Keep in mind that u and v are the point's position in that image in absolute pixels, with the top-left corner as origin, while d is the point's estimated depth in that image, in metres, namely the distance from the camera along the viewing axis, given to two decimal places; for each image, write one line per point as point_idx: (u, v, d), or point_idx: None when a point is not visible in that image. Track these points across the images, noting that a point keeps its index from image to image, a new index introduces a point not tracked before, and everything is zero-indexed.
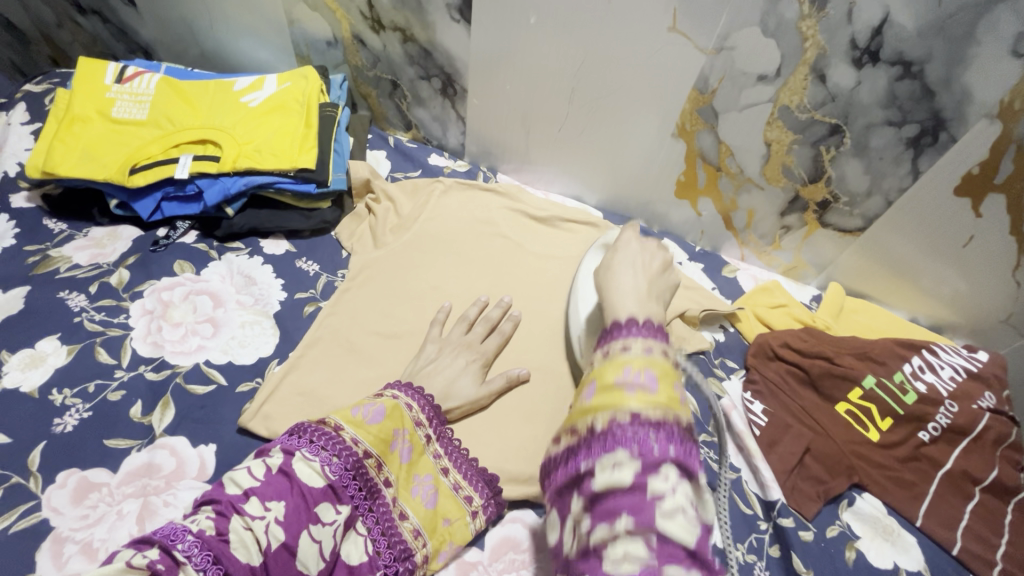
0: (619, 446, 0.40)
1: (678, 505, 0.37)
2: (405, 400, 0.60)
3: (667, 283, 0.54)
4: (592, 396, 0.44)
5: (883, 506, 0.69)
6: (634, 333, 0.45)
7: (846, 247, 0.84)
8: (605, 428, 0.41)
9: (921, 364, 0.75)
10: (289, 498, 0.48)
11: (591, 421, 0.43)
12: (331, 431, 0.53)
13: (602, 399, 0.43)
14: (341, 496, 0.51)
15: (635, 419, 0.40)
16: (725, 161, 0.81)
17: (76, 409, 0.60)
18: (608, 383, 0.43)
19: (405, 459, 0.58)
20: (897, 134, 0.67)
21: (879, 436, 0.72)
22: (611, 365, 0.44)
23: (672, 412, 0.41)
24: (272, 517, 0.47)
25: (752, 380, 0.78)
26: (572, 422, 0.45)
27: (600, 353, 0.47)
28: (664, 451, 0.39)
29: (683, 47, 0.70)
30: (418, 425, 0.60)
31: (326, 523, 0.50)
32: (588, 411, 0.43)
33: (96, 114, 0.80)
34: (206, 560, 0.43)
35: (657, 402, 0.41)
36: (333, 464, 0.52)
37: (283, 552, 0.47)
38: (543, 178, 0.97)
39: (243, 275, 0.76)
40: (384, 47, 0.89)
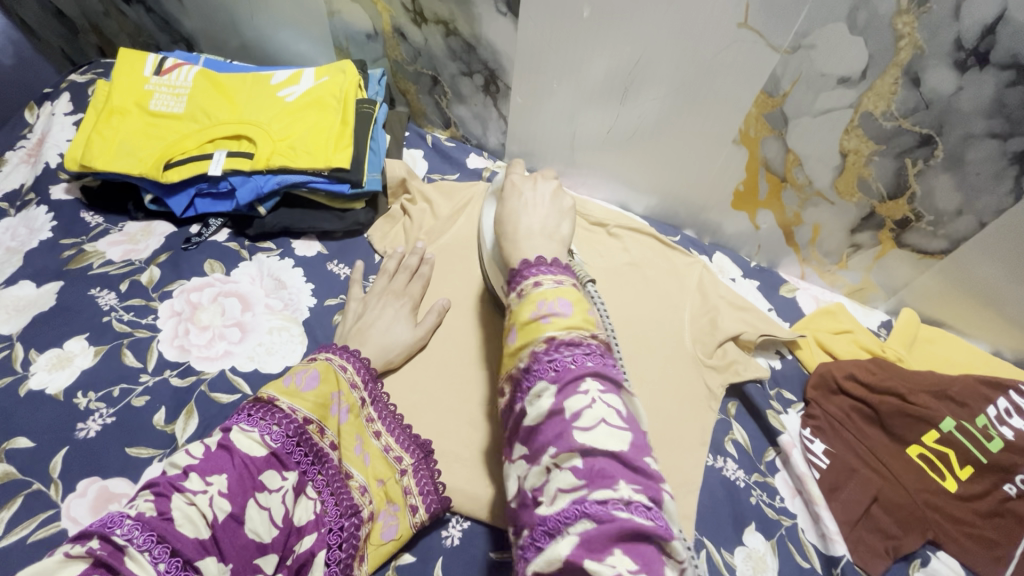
0: (540, 376, 0.42)
1: (599, 418, 0.39)
2: (338, 362, 0.59)
3: (561, 212, 0.60)
4: (517, 336, 0.47)
5: (961, 569, 0.62)
6: (543, 270, 0.49)
7: (924, 270, 0.76)
8: (529, 361, 0.44)
9: (1008, 407, 0.66)
10: (232, 469, 0.45)
11: (518, 360, 0.45)
12: (266, 401, 0.51)
13: (525, 336, 0.45)
14: (286, 461, 0.48)
15: (550, 344, 0.43)
16: (792, 171, 0.74)
17: (100, 415, 0.59)
18: (525, 319, 0.46)
19: (343, 420, 0.56)
20: (1000, 148, 0.59)
21: (957, 486, 0.64)
22: (527, 303, 0.47)
23: (585, 332, 0.44)
24: (216, 490, 0.43)
25: (812, 416, 0.70)
26: (508, 368, 0.47)
27: (515, 295, 0.49)
28: (580, 365, 0.41)
29: (754, 44, 0.63)
30: (353, 387, 0.59)
31: (273, 490, 0.47)
32: (517, 351, 0.46)
33: (134, 106, 0.78)
34: (150, 540, 0.39)
35: (570, 324, 0.44)
36: (273, 432, 0.49)
37: (232, 523, 0.43)
38: (587, 181, 0.91)
39: (272, 278, 0.74)
40: (425, 41, 0.84)
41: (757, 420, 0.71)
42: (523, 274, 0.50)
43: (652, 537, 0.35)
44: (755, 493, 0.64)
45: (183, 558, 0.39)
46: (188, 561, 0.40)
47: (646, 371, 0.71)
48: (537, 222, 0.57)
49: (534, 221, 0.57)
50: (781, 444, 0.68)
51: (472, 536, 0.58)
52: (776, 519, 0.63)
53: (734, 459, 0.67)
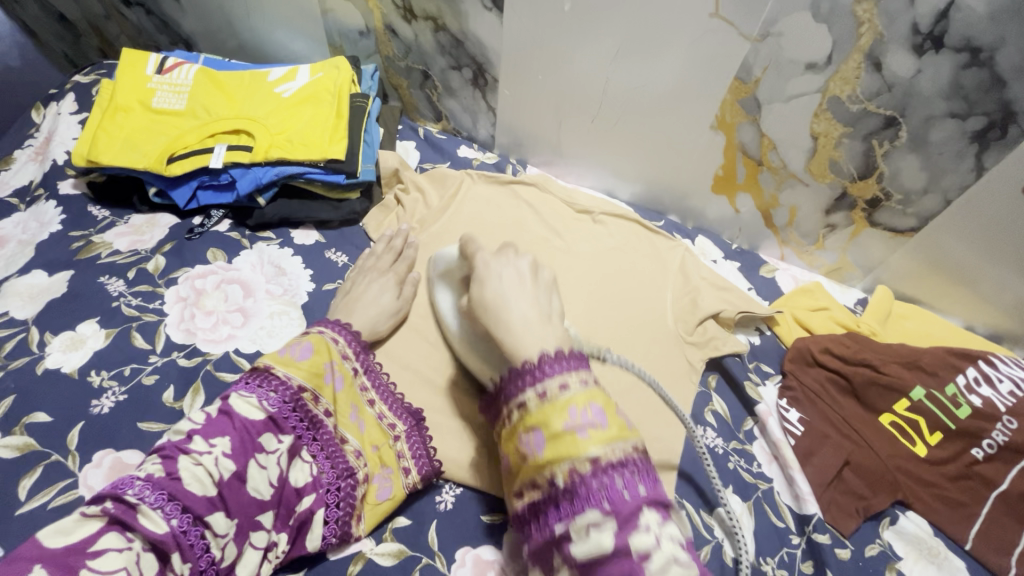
0: (589, 506, 0.39)
1: (668, 557, 0.37)
2: (330, 334, 0.62)
3: (547, 287, 0.53)
4: (542, 445, 0.42)
5: (929, 527, 0.65)
6: (555, 367, 0.44)
7: (896, 248, 0.79)
8: (569, 485, 0.40)
9: (977, 375, 0.68)
10: (233, 432, 0.49)
11: (550, 474, 0.41)
12: (263, 370, 0.55)
13: (556, 450, 0.41)
14: (283, 426, 0.53)
15: (595, 467, 0.40)
16: (768, 155, 0.77)
17: (113, 391, 0.62)
18: (556, 431, 0.42)
19: (339, 388, 0.59)
20: (960, 127, 0.62)
21: (926, 451, 0.68)
22: (553, 409, 0.42)
23: (626, 442, 0.41)
24: (219, 452, 0.48)
25: (788, 387, 0.74)
26: (532, 473, 0.43)
27: (528, 394, 0.44)
28: (635, 495, 0.39)
29: (726, 34, 0.67)
30: (345, 357, 0.61)
31: (271, 451, 0.51)
32: (544, 464, 0.42)
33: (138, 104, 0.82)
34: (162, 498, 0.44)
35: (610, 437, 0.41)
36: (270, 398, 0.53)
37: (235, 481, 0.48)
38: (574, 171, 0.95)
39: (273, 265, 0.77)
40: (415, 37, 0.88)
41: (736, 392, 0.74)
42: (528, 378, 0.44)
43: None
44: (732, 459, 0.68)
45: (193, 514, 0.45)
46: (199, 516, 0.45)
47: (630, 348, 0.75)
48: (528, 303, 0.50)
49: (524, 309, 0.49)
50: (757, 412, 0.71)
51: (464, 501, 0.62)
52: (753, 483, 0.66)
53: (713, 428, 0.70)
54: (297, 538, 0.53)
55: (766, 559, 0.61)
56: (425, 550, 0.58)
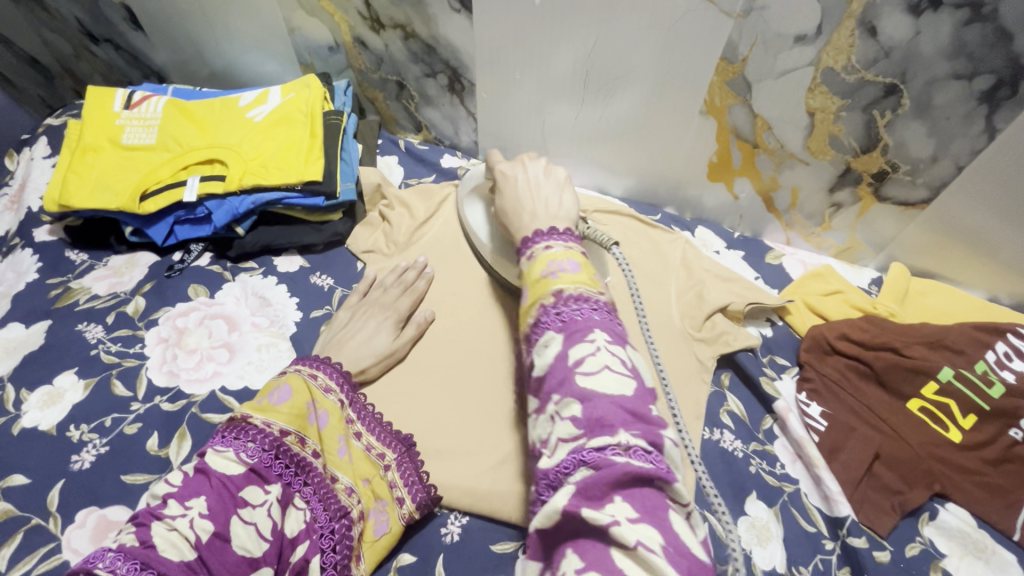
0: (547, 329, 0.45)
1: (602, 364, 0.40)
2: (308, 371, 0.59)
3: (560, 185, 0.62)
4: (529, 293, 0.49)
5: (972, 519, 0.60)
6: (548, 238, 0.52)
7: (909, 222, 0.75)
8: (539, 315, 0.46)
9: (1008, 350, 0.65)
10: (209, 491, 0.45)
11: (528, 315, 0.48)
12: (240, 421, 0.51)
13: (535, 292, 0.48)
14: (267, 475, 0.49)
15: (558, 297, 0.46)
16: (762, 136, 0.73)
17: (93, 445, 0.59)
18: (536, 278, 0.49)
19: (324, 425, 0.56)
20: (967, 88, 0.59)
21: (961, 436, 0.63)
22: (536, 264, 0.50)
23: (593, 288, 0.47)
24: (195, 513, 0.44)
25: (807, 379, 0.69)
26: (522, 329, 0.49)
27: (526, 259, 0.52)
28: (587, 318, 0.43)
29: (706, 12, 0.63)
30: (328, 392, 0.58)
31: (256, 505, 0.47)
32: (528, 307, 0.48)
33: (107, 142, 0.80)
34: (133, 567, 0.40)
35: (578, 280, 0.47)
36: (249, 448, 0.49)
37: (217, 541, 0.44)
38: (562, 170, 0.91)
39: (257, 296, 0.75)
40: (386, 47, 0.85)
41: (751, 388, 0.70)
42: (532, 245, 0.53)
43: (654, 481, 0.35)
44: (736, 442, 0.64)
45: None
46: None
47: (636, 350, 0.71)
48: (541, 202, 0.59)
49: (535, 205, 0.59)
50: (777, 410, 0.67)
51: (472, 531, 0.58)
52: (777, 486, 0.62)
53: (730, 430, 0.66)
54: None
55: (798, 569, 0.57)
56: None
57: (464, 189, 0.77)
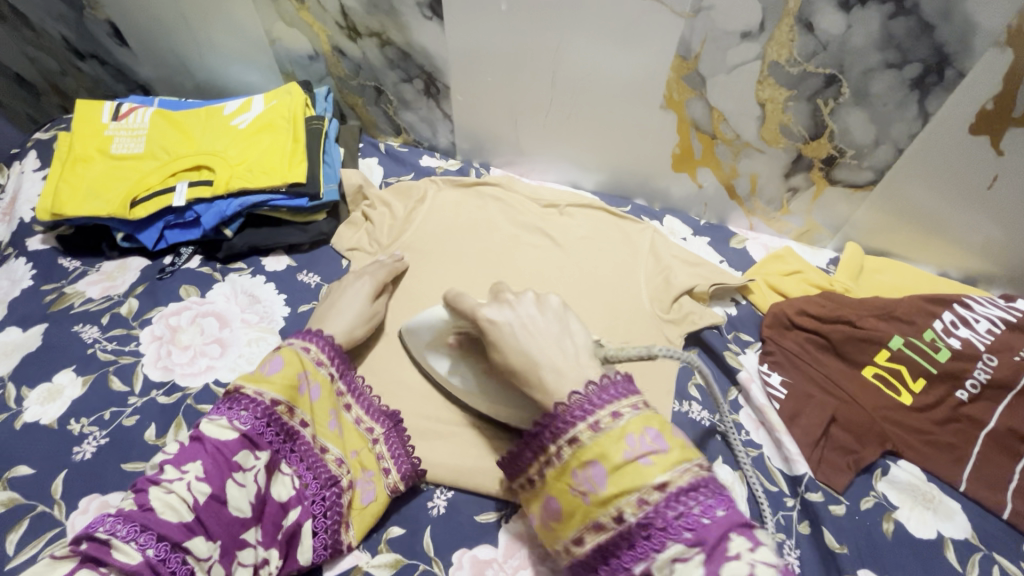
0: (670, 540, 0.38)
1: (752, 566, 0.36)
2: (300, 344, 0.62)
3: (557, 313, 0.49)
4: (603, 481, 0.40)
5: (922, 473, 0.65)
6: (599, 400, 0.42)
7: (860, 203, 0.80)
8: (642, 518, 0.39)
9: (954, 319, 0.70)
10: (204, 456, 0.49)
11: (614, 508, 0.40)
12: (234, 392, 0.55)
13: (618, 483, 0.40)
14: (258, 442, 0.52)
15: (663, 493, 0.38)
16: (720, 127, 0.78)
17: (94, 436, 0.62)
18: (616, 463, 0.40)
19: (314, 397, 0.59)
20: (899, 76, 0.64)
21: (912, 399, 0.68)
22: (608, 440, 0.41)
23: (689, 464, 0.40)
24: (191, 477, 0.48)
25: (769, 352, 0.74)
26: (587, 516, 0.41)
27: (571, 431, 0.42)
28: (711, 518, 0.38)
29: (660, 14, 0.68)
30: (320, 365, 0.62)
31: (248, 469, 0.51)
32: (607, 501, 0.40)
33: (97, 152, 0.83)
34: (134, 529, 0.44)
35: (672, 461, 0.39)
36: (242, 416, 0.53)
37: (213, 503, 0.48)
38: (536, 167, 0.96)
39: (246, 294, 0.78)
40: (363, 55, 0.89)
41: (719, 363, 0.74)
42: (579, 418, 0.42)
43: None
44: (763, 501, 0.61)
45: (170, 542, 0.44)
46: (176, 543, 0.44)
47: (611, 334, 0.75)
48: (553, 351, 0.46)
49: (551, 356, 0.46)
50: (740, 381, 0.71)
51: (457, 504, 0.62)
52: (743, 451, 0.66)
53: (698, 402, 0.70)
54: (287, 552, 0.53)
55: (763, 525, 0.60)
56: (423, 556, 0.58)
57: (422, 338, 0.64)
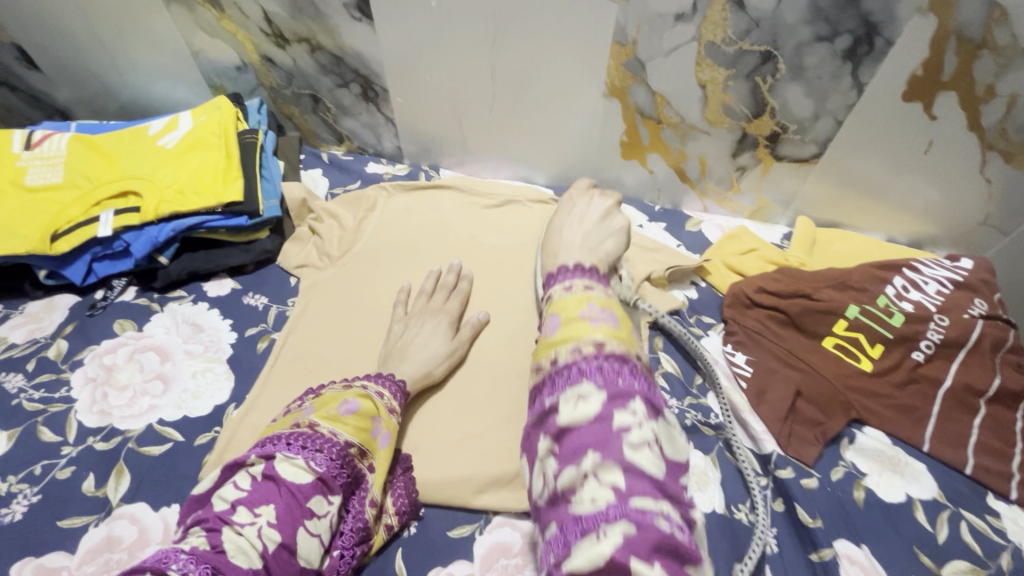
0: (585, 381, 0.46)
1: (644, 439, 0.42)
2: (375, 388, 0.58)
3: (609, 231, 0.66)
4: (558, 327, 0.53)
5: (886, 438, 0.66)
6: (571, 276, 0.58)
7: (806, 177, 0.81)
8: (569, 360, 0.48)
9: (905, 283, 0.72)
10: (279, 499, 0.46)
11: (556, 354, 0.50)
12: (307, 429, 0.51)
13: (569, 332, 0.51)
14: (332, 486, 0.49)
15: (599, 348, 0.48)
16: (664, 112, 0.77)
17: (24, 495, 0.57)
18: (572, 318, 0.52)
19: (383, 445, 0.56)
20: (831, 49, 0.65)
21: (872, 364, 0.69)
22: (574, 303, 0.53)
23: (629, 347, 0.49)
24: (264, 521, 0.45)
25: (731, 333, 0.74)
26: (542, 359, 0.52)
27: (554, 292, 0.57)
28: (630, 386, 0.45)
29: (593, 1, 0.67)
30: (393, 411, 0.58)
31: (321, 515, 0.48)
32: (556, 344, 0.51)
33: (9, 185, 0.76)
34: (206, 572, 0.40)
35: (618, 335, 0.50)
36: (318, 458, 0.49)
37: (283, 552, 0.45)
38: (486, 165, 0.93)
39: (188, 323, 0.73)
40: (294, 62, 0.85)
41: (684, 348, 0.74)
42: (560, 281, 0.58)
43: (685, 554, 0.38)
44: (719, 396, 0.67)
45: None
46: None
47: None
48: (582, 238, 0.64)
49: (576, 237, 0.65)
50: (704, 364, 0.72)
51: (429, 521, 0.60)
52: (713, 435, 0.66)
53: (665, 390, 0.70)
54: None
55: (738, 507, 0.61)
56: None
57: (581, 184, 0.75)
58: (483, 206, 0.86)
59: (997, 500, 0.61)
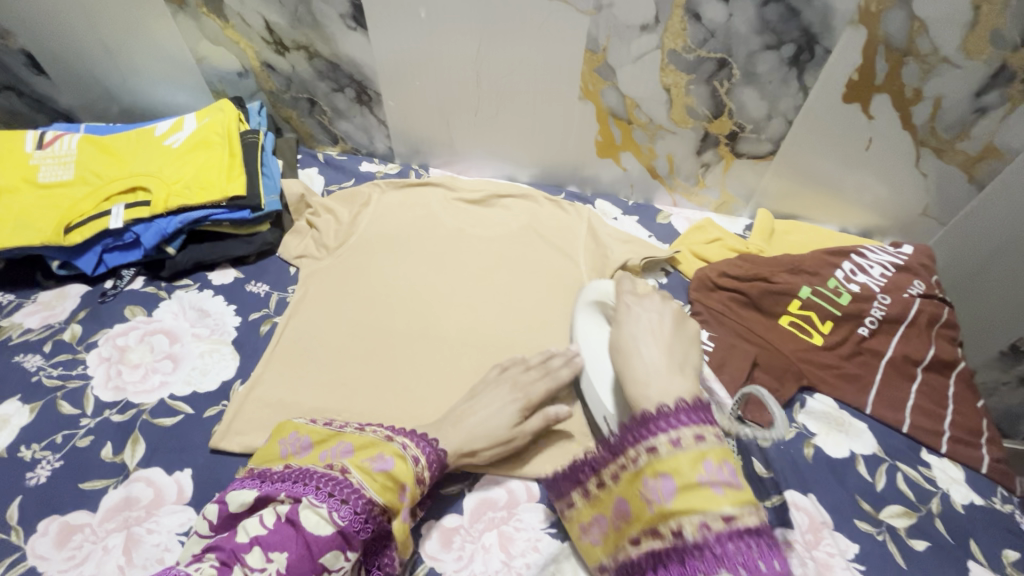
0: (722, 568, 0.40)
1: None
2: (412, 451, 0.56)
3: (687, 339, 0.57)
4: (673, 494, 0.43)
5: (834, 403, 0.73)
6: (681, 422, 0.46)
7: (764, 172, 0.89)
8: (699, 541, 0.41)
9: (853, 267, 0.80)
10: (292, 547, 0.47)
11: (675, 524, 0.43)
12: (338, 476, 0.52)
13: (686, 501, 0.43)
14: (351, 542, 0.49)
15: (729, 527, 0.41)
16: (634, 113, 0.85)
17: (47, 461, 0.62)
18: (690, 482, 0.43)
19: (409, 515, 0.54)
20: (778, 56, 0.73)
21: (822, 339, 0.77)
22: (685, 460, 0.44)
23: (756, 510, 0.42)
24: (274, 568, 0.47)
25: (697, 313, 0.81)
26: (651, 524, 0.45)
27: (654, 442, 0.46)
28: (769, 565, 0.39)
29: (567, 13, 0.74)
30: (421, 481, 0.56)
31: (333, 570, 0.48)
32: (671, 514, 0.43)
33: (22, 182, 0.81)
34: None
35: (741, 497, 0.42)
36: (342, 510, 0.50)
37: None
38: (473, 165, 1.00)
39: (195, 309, 0.78)
40: (293, 68, 0.91)
41: None
42: (659, 429, 0.46)
43: None
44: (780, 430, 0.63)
45: None
46: None
47: (553, 313, 0.80)
48: (671, 361, 0.53)
49: (662, 360, 0.53)
50: None
51: None
52: None
53: None
54: None
55: None
56: None
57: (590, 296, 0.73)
58: (471, 201, 0.93)
59: (929, 454, 0.69)
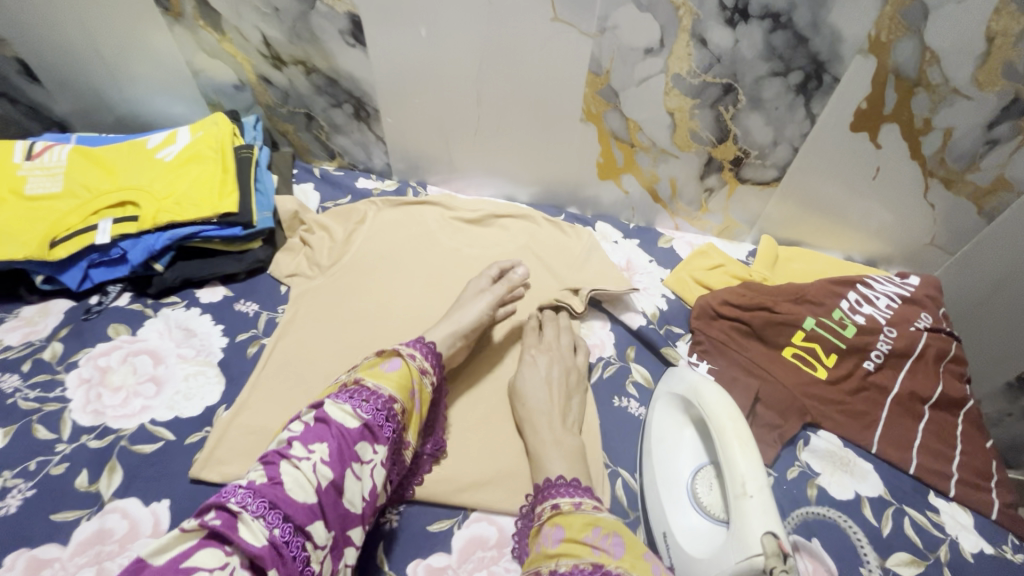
0: None
1: None
2: (409, 351, 0.63)
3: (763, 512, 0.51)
4: (560, 541, 0.52)
5: (839, 440, 0.71)
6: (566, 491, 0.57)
7: (769, 199, 0.87)
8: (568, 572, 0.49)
9: (858, 298, 0.78)
10: (330, 439, 0.52)
11: (554, 562, 0.50)
12: (354, 385, 0.57)
13: (567, 546, 0.51)
14: (377, 435, 0.55)
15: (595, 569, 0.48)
16: (637, 136, 0.83)
17: (19, 489, 0.59)
18: (573, 531, 0.52)
19: (417, 409, 0.60)
20: (785, 83, 0.71)
21: (827, 372, 0.74)
22: (578, 519, 0.53)
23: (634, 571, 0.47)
24: (318, 458, 0.50)
25: (698, 342, 0.79)
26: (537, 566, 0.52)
27: (548, 505, 0.57)
28: None
29: (570, 34, 0.73)
30: (424, 373, 0.63)
31: (366, 460, 0.53)
32: (553, 555, 0.51)
33: (8, 194, 0.79)
34: (263, 504, 0.46)
35: (624, 562, 0.48)
36: (364, 406, 0.55)
37: (333, 490, 0.50)
38: (472, 182, 0.98)
39: (181, 328, 0.76)
40: (290, 82, 0.90)
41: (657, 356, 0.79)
42: (553, 494, 0.58)
43: None
44: (862, 545, 0.61)
45: (294, 523, 0.46)
46: (300, 526, 0.47)
47: None
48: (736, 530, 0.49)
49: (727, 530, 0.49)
50: None
51: (411, 515, 0.63)
52: None
53: (636, 399, 0.74)
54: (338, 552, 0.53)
55: None
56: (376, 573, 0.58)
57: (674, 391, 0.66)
58: (468, 220, 0.91)
59: (937, 497, 0.67)
